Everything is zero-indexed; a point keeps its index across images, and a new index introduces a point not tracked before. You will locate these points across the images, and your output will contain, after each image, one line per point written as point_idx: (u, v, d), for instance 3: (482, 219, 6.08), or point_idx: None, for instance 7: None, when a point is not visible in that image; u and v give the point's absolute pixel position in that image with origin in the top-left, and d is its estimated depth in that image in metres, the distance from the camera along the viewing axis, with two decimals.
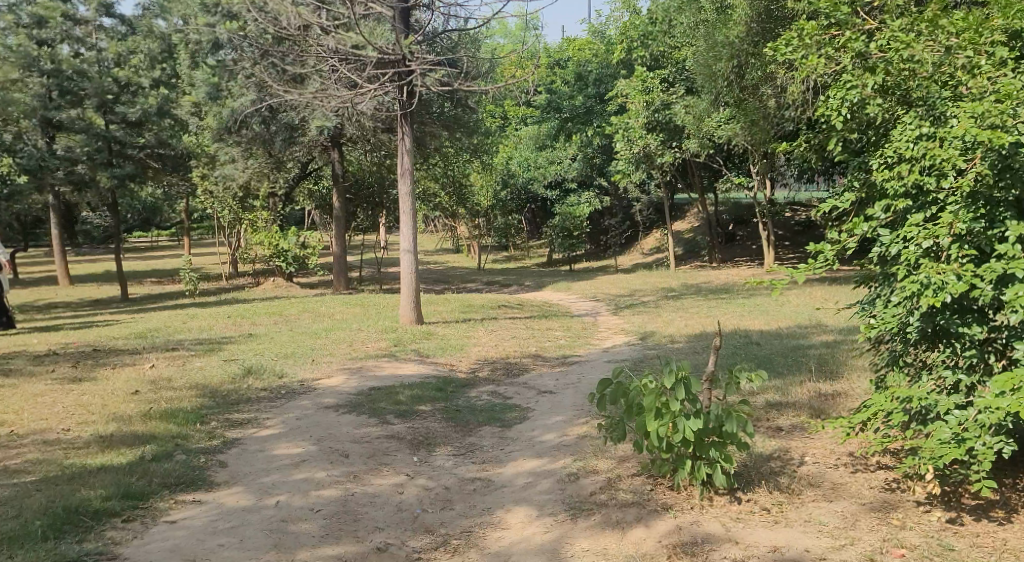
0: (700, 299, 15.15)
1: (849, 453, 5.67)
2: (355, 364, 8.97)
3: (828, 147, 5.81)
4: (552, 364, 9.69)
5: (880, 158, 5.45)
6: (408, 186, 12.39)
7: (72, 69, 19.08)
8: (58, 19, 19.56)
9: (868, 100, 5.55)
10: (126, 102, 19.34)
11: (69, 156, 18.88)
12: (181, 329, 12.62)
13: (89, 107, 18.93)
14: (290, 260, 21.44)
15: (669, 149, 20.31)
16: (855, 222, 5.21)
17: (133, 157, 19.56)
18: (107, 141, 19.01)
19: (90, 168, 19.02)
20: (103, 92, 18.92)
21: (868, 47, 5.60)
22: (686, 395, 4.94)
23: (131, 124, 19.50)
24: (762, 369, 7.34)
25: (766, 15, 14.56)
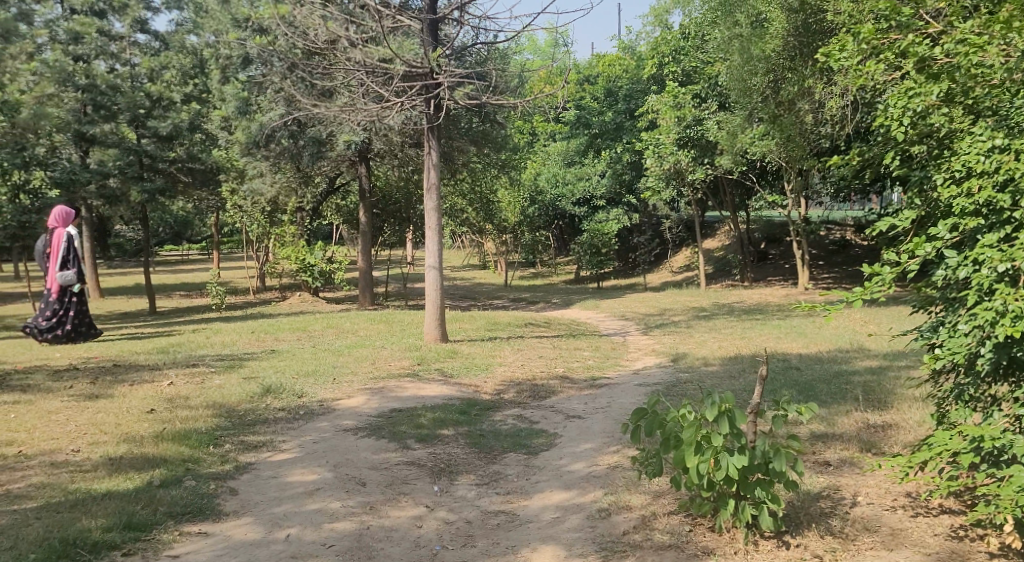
0: (733, 320, 14.75)
1: (907, 495, 5.28)
2: (377, 384, 8.68)
3: (886, 158, 5.48)
4: (581, 386, 9.36)
5: (947, 173, 5.12)
6: (434, 200, 12.12)
7: (105, 84, 18.68)
8: (94, 34, 19.41)
9: (932, 109, 5.21)
10: (157, 116, 19.18)
11: (102, 171, 18.37)
12: (203, 344, 12.42)
13: (122, 122, 18.83)
14: (316, 274, 21.26)
15: (701, 166, 19.94)
16: (918, 243, 4.88)
17: (163, 171, 19.49)
18: (139, 155, 18.94)
19: (121, 182, 18.77)
20: (135, 106, 18.79)
21: (933, 52, 5.27)
22: (730, 430, 4.61)
23: (163, 139, 19.28)
24: (805, 398, 7.00)
25: (804, 30, 14.22)
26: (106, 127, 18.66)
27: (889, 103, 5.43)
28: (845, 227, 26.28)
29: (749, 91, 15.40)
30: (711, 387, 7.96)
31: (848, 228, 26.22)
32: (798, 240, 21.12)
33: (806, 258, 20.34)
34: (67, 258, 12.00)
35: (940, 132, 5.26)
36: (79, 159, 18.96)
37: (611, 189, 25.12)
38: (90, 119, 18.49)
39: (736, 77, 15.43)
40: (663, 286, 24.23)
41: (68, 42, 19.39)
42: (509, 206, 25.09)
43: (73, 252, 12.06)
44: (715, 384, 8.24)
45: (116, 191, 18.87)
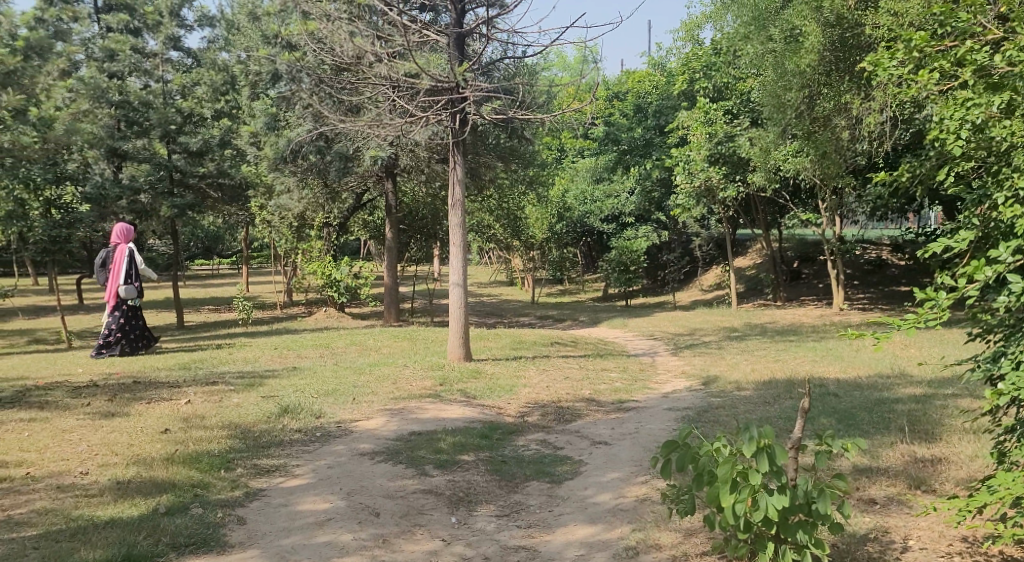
0: (765, 341, 14.38)
1: (963, 540, 4.93)
2: (398, 405, 8.44)
3: (941, 173, 5.28)
4: (608, 409, 9.06)
5: (1008, 190, 4.93)
6: (458, 217, 11.90)
7: (138, 100, 18.67)
8: (128, 52, 19.37)
9: (993, 121, 5.05)
10: (188, 132, 19.25)
11: (133, 185, 18.46)
12: (225, 360, 12.26)
13: (154, 137, 18.87)
14: (342, 290, 21.11)
15: (732, 183, 19.58)
16: (976, 266, 4.60)
17: (194, 186, 19.44)
18: (170, 170, 18.93)
19: (152, 198, 18.69)
20: (167, 122, 18.70)
21: (993, 60, 4.99)
22: (770, 468, 4.32)
23: (194, 154, 19.33)
24: (846, 428, 6.72)
25: (840, 44, 13.90)
26: (138, 143, 18.79)
27: (945, 115, 5.25)
28: (880, 246, 25.77)
29: (782, 107, 15.04)
30: (745, 415, 7.65)
31: (883, 248, 25.71)
32: (832, 259, 20.70)
33: (840, 278, 19.91)
34: (129, 274, 12.38)
35: (1000, 146, 5.08)
36: (113, 175, 18.86)
37: (640, 207, 24.80)
38: (124, 135, 18.64)
39: (770, 93, 15.07)
40: (693, 305, 23.85)
41: (104, 59, 19.55)
42: (538, 223, 24.86)
43: (134, 267, 12.45)
44: (750, 410, 7.92)
45: (147, 208, 18.66)
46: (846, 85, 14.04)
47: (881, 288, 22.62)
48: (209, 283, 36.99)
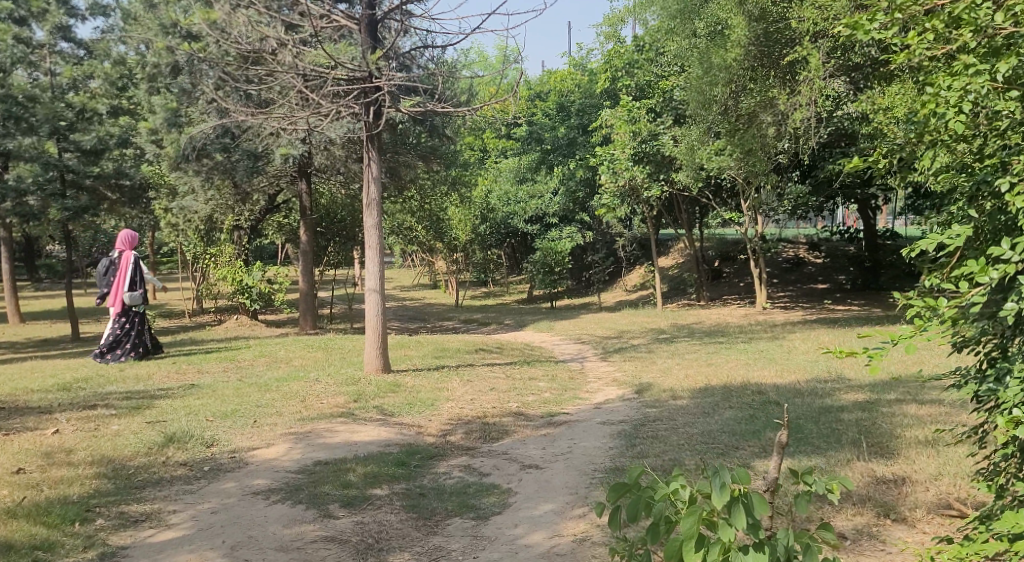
0: (695, 343, 13.89)
1: None
2: (303, 428, 7.59)
3: (927, 158, 4.46)
4: (536, 424, 8.35)
5: (1013, 176, 4.13)
6: (375, 218, 11.06)
7: (23, 94, 17.09)
8: (11, 42, 17.04)
9: (996, 95, 4.26)
10: (80, 129, 18.10)
11: (18, 187, 17.03)
12: (115, 379, 11.23)
13: (43, 135, 17.36)
14: (255, 296, 20.05)
15: (657, 182, 19.12)
16: (982, 269, 3.71)
17: (88, 187, 18.31)
18: (60, 171, 17.74)
19: (42, 200, 17.49)
20: (57, 119, 17.53)
21: (994, 21, 4.32)
22: (746, 522, 3.56)
23: (87, 153, 18.19)
24: (801, 445, 6.16)
25: (765, 38, 13.27)
26: (28, 140, 17.11)
27: (937, 86, 4.41)
28: (798, 242, 25.71)
29: (705, 105, 14.27)
30: (687, 430, 7.01)
31: (801, 245, 25.66)
32: (755, 257, 20.45)
33: (763, 277, 19.64)
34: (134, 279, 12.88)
35: (1002, 124, 4.28)
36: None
37: (564, 207, 24.31)
38: (9, 132, 16.80)
39: (696, 89, 14.27)
40: (618, 306, 23.45)
41: None
42: (461, 225, 24.08)
43: (138, 273, 12.96)
44: (692, 422, 7.31)
45: (36, 210, 17.49)
46: (772, 80, 13.47)
47: (803, 286, 22.54)
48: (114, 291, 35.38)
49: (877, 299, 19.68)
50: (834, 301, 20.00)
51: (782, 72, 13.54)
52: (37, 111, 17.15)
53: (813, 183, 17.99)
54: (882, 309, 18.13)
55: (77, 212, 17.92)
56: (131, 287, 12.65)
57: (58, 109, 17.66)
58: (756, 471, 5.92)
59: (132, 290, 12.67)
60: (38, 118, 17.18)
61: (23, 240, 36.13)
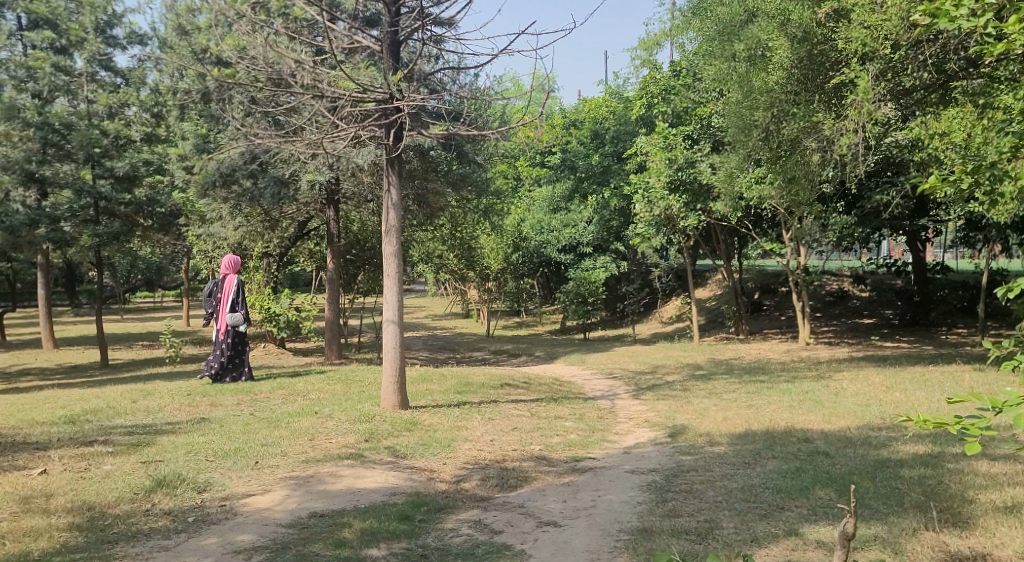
0: (734, 380, 13.15)
1: None
2: (306, 472, 7.04)
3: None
4: (560, 470, 7.72)
5: None
6: (393, 245, 10.54)
7: (59, 121, 17.14)
8: (48, 69, 17.63)
9: None
10: (114, 156, 17.82)
11: (52, 213, 16.86)
12: (123, 411, 10.79)
13: (79, 161, 17.35)
14: (282, 325, 19.37)
15: (693, 212, 18.43)
16: None
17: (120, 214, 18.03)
18: (94, 198, 17.41)
19: (74, 226, 17.24)
20: (90, 144, 17.36)
21: None
22: None
23: (121, 179, 17.86)
24: (855, 510, 5.61)
25: (808, 61, 12.56)
26: (63, 166, 17.16)
27: None
28: (841, 274, 24.82)
29: (744, 131, 13.48)
30: (726, 483, 6.35)
31: (844, 277, 24.74)
32: (796, 290, 19.67)
33: (804, 310, 18.85)
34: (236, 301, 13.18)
35: None
36: (35, 202, 17.12)
37: (598, 236, 23.70)
38: (43, 159, 16.91)
39: (735, 114, 13.56)
40: (653, 339, 22.74)
41: (24, 79, 17.67)
42: (492, 253, 23.74)
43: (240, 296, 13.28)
44: (731, 473, 6.66)
45: (68, 237, 17.22)
46: (817, 104, 12.62)
47: (845, 320, 21.67)
48: (147, 317, 35.31)
49: (927, 336, 18.78)
50: (880, 337, 19.12)
51: (827, 98, 12.72)
52: (72, 138, 17.14)
53: (858, 213, 17.13)
54: (932, 346, 17.24)
55: (108, 238, 17.68)
56: (233, 309, 13.02)
57: (92, 135, 17.35)
58: (806, 539, 5.35)
59: (233, 312, 13.05)
60: (74, 145, 17.20)
61: (61, 266, 36.28)
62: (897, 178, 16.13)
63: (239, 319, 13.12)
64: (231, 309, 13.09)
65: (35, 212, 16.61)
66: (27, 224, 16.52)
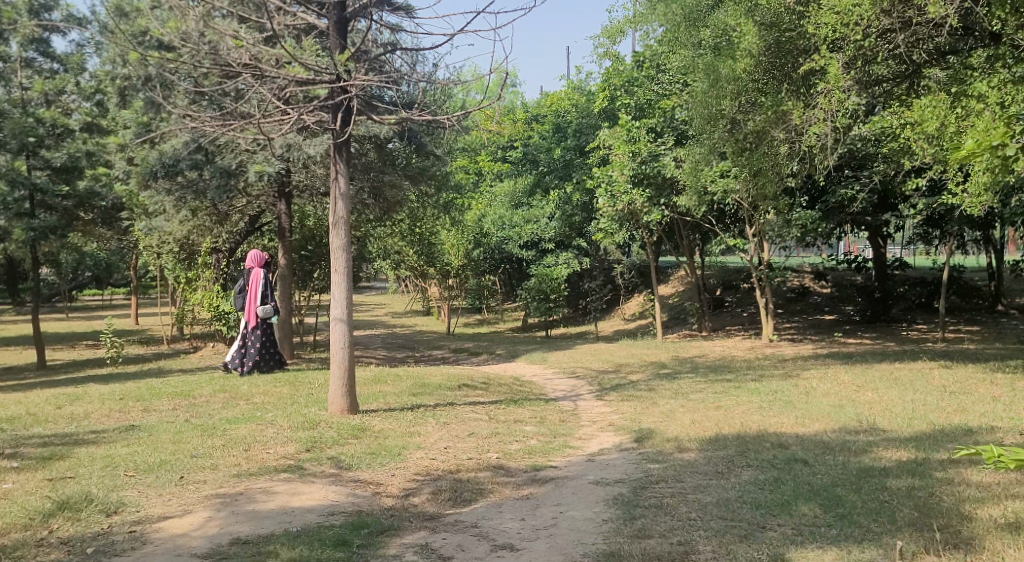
0: (699, 380, 12.67)
1: None
2: (235, 489, 6.49)
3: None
4: (518, 480, 7.15)
5: None
6: (341, 239, 9.87)
7: None
8: None
9: None
10: (50, 146, 17.05)
11: None
12: (47, 420, 10.06)
13: (12, 152, 16.35)
14: (232, 324, 18.61)
15: (657, 206, 17.90)
16: None
17: (58, 207, 17.28)
18: (29, 190, 16.61)
19: (7, 220, 16.30)
20: (26, 134, 16.45)
21: None
22: None
23: (57, 169, 17.18)
24: (844, 536, 5.20)
25: (775, 48, 12.01)
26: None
27: None
28: (804, 270, 24.50)
29: (708, 121, 12.75)
30: (698, 497, 5.89)
31: (806, 273, 24.41)
32: (761, 286, 19.24)
33: (769, 307, 18.42)
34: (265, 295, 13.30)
35: None
36: None
37: (560, 232, 23.09)
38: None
39: (699, 103, 12.77)
40: (616, 337, 22.25)
41: None
42: (452, 248, 22.91)
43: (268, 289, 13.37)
44: (705, 483, 6.16)
45: None
46: (785, 94, 12.06)
47: (809, 316, 21.36)
48: (96, 315, 34.16)
49: (890, 332, 18.48)
50: (844, 334, 18.80)
51: (796, 86, 12.16)
52: (5, 125, 16.19)
53: (822, 208, 16.58)
54: (897, 343, 16.92)
55: (44, 232, 16.81)
56: (264, 302, 13.26)
57: (27, 122, 16.48)
58: None
59: (264, 304, 13.27)
60: (6, 133, 16.22)
61: (4, 264, 34.93)
62: (859, 172, 15.91)
63: (270, 310, 13.40)
64: (261, 302, 13.29)
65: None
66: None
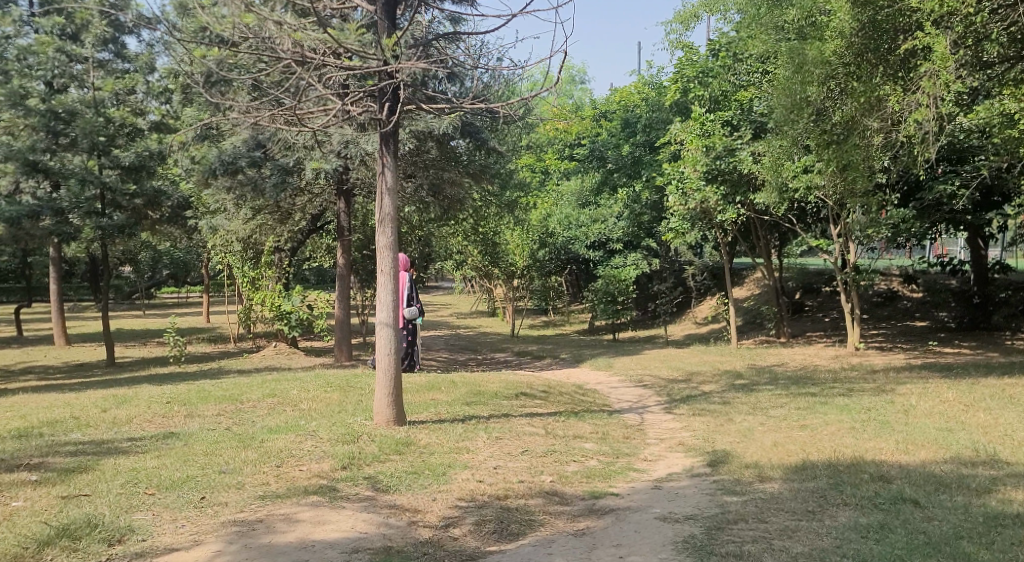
0: (781, 392, 11.64)
1: None
2: (255, 515, 5.82)
3: None
4: (575, 509, 6.35)
5: None
6: (387, 236, 9.15)
7: (64, 107, 15.59)
8: (52, 53, 15.94)
9: None
10: (121, 144, 16.46)
11: (56, 203, 15.56)
12: (88, 423, 9.51)
13: (84, 151, 15.89)
14: (294, 323, 18.07)
15: (733, 204, 16.80)
16: None
17: (127, 206, 16.56)
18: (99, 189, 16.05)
19: (80, 219, 15.84)
20: (96, 133, 15.85)
21: None
22: None
23: (129, 169, 16.46)
24: None
25: (870, 28, 10.90)
26: (72, 156, 15.87)
27: None
28: (891, 273, 23.07)
29: (794, 110, 11.83)
30: (785, 546, 5.28)
31: (893, 276, 22.96)
32: (845, 290, 17.97)
33: (855, 313, 17.14)
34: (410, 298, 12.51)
35: None
36: (48, 194, 15.80)
37: (629, 232, 22.17)
38: (52, 148, 15.61)
39: (782, 91, 11.88)
40: (688, 341, 21.19)
41: (31, 66, 16.03)
42: (517, 249, 22.03)
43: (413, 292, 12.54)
44: (792, 525, 5.55)
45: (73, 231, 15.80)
46: (880, 78, 11.04)
47: (896, 323, 20.03)
48: (169, 313, 34.25)
49: (989, 342, 17.08)
50: (938, 342, 17.48)
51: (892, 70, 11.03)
52: (76, 126, 15.62)
53: (916, 206, 15.37)
54: (1000, 354, 15.55)
55: (113, 231, 16.17)
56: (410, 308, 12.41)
57: (98, 121, 15.87)
58: None
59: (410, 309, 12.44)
60: (77, 133, 15.68)
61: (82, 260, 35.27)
62: (960, 167, 14.85)
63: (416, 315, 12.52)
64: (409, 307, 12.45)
65: (38, 203, 15.26)
66: (29, 216, 15.16)
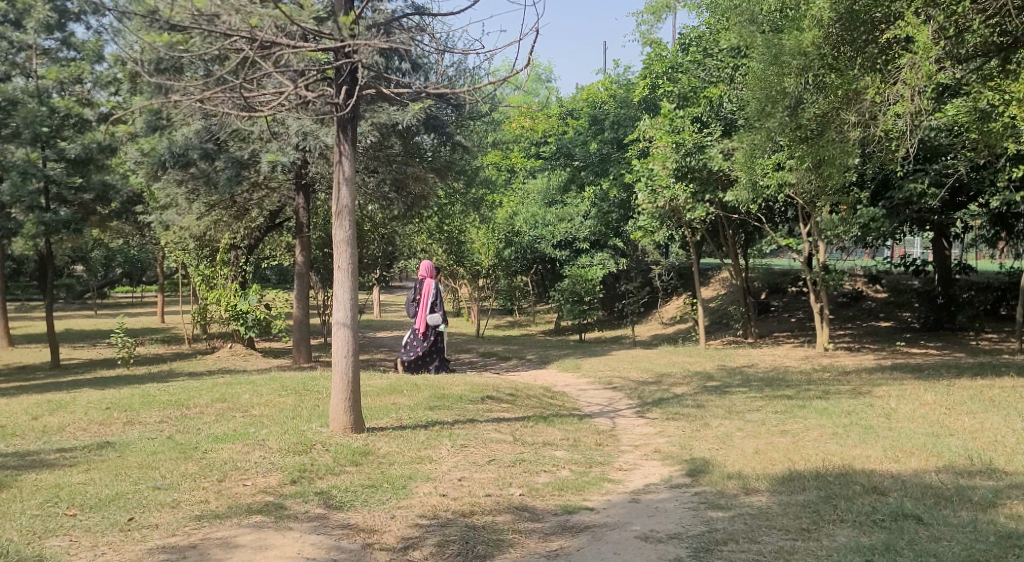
0: (754, 394, 11.23)
1: None
2: (189, 540, 5.31)
3: None
4: (548, 524, 5.84)
5: None
6: (344, 231, 8.56)
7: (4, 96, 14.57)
8: None
9: None
10: (68, 136, 15.57)
11: None
12: (14, 434, 8.77)
13: (26, 143, 14.88)
14: (250, 323, 17.34)
15: (701, 202, 16.33)
16: None
17: (72, 201, 15.85)
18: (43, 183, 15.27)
19: (22, 214, 14.98)
20: (38, 123, 14.94)
21: None
22: None
23: (75, 162, 15.66)
24: None
25: (848, 19, 10.44)
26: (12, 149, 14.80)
27: None
28: (857, 272, 22.85)
29: (769, 104, 11.32)
30: None
31: (859, 276, 22.76)
32: (815, 290, 17.64)
33: (824, 313, 16.83)
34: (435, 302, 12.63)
35: None
36: None
37: (596, 230, 21.78)
38: None
39: (756, 84, 11.41)
40: (655, 342, 20.79)
41: None
42: (483, 249, 21.48)
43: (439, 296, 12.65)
44: (788, 546, 5.12)
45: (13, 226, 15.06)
46: (857, 70, 10.64)
47: (862, 323, 19.81)
48: (122, 314, 33.18)
49: (957, 342, 16.85)
50: (906, 342, 17.25)
51: (869, 62, 10.67)
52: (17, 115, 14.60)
53: (886, 204, 15.09)
54: (969, 354, 15.33)
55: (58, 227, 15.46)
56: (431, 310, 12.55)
57: (41, 112, 15.00)
58: None
59: (432, 312, 12.57)
60: (19, 123, 14.66)
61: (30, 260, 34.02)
62: (929, 166, 14.57)
63: (439, 320, 12.62)
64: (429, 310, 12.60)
65: None
66: None
